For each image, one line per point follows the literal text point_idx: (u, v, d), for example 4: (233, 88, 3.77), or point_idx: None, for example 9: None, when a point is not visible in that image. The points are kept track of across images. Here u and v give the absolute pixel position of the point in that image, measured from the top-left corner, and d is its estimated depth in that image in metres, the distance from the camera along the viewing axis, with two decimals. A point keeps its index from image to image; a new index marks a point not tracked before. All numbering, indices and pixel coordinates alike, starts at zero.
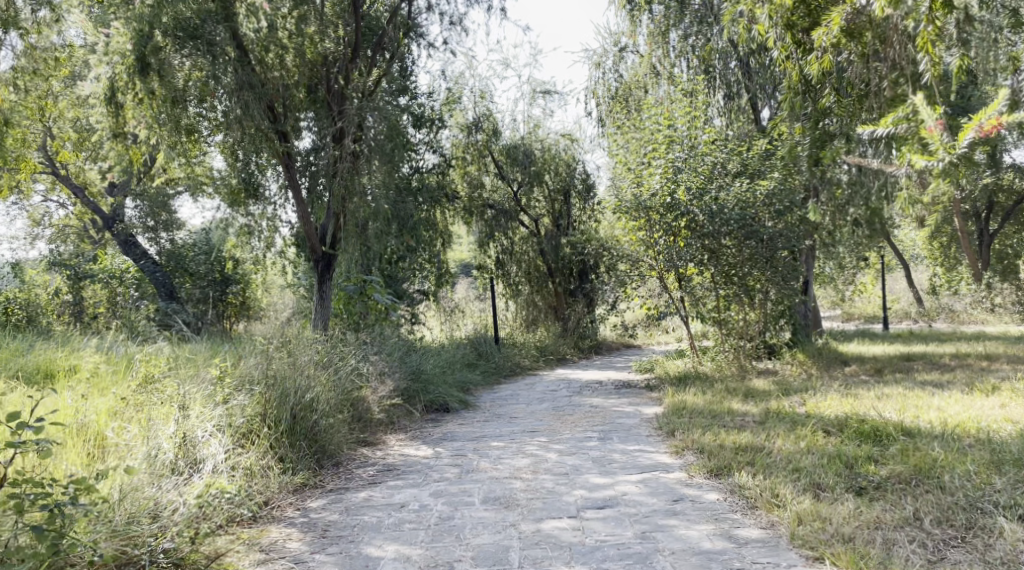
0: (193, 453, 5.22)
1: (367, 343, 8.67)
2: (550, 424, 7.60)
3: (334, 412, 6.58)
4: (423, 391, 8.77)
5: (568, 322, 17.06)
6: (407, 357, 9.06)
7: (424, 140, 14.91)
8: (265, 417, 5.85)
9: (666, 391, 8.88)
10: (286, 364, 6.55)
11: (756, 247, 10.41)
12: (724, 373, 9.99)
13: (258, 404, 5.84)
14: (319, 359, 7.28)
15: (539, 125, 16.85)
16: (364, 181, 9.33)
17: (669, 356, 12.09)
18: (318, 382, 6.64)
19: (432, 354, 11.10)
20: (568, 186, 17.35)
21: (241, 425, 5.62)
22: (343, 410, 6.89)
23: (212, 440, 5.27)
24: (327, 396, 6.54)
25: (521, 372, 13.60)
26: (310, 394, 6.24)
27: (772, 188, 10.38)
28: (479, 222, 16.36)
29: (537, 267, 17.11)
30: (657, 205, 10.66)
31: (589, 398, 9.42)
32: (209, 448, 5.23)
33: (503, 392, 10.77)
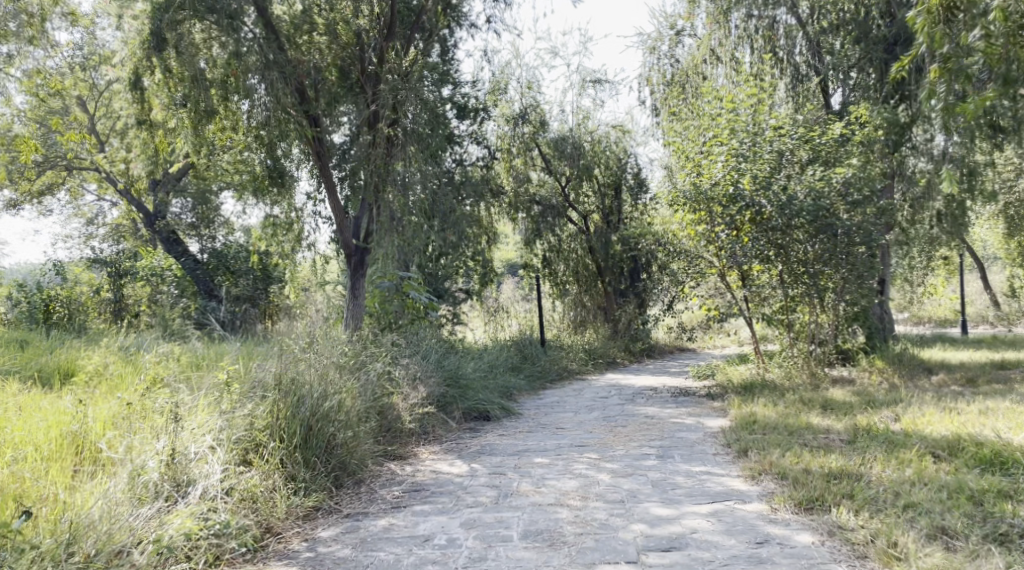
0: (185, 472, 4.55)
1: (402, 345, 7.94)
2: (601, 436, 6.78)
3: (358, 422, 5.84)
4: (462, 398, 8.03)
5: (619, 323, 16.26)
6: (444, 360, 8.32)
7: (468, 131, 14.21)
8: (273, 428, 5.17)
9: (730, 401, 7.99)
10: (304, 367, 5.83)
11: (830, 243, 9.39)
12: (794, 380, 9.05)
13: (267, 415, 5.18)
14: (342, 361, 6.56)
15: (588, 117, 16.01)
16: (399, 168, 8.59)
17: (730, 361, 11.15)
18: (340, 389, 5.90)
19: (474, 357, 10.36)
20: (618, 180, 16.48)
21: (243, 439, 4.96)
22: (368, 418, 6.17)
23: (206, 458, 4.61)
24: (350, 403, 5.83)
25: (570, 377, 12.78)
26: (328, 402, 5.52)
27: (847, 176, 9.34)
28: (525, 219, 15.60)
29: (586, 265, 16.29)
30: (718, 196, 9.77)
31: (644, 407, 8.57)
32: (202, 468, 4.58)
33: (549, 399, 9.97)
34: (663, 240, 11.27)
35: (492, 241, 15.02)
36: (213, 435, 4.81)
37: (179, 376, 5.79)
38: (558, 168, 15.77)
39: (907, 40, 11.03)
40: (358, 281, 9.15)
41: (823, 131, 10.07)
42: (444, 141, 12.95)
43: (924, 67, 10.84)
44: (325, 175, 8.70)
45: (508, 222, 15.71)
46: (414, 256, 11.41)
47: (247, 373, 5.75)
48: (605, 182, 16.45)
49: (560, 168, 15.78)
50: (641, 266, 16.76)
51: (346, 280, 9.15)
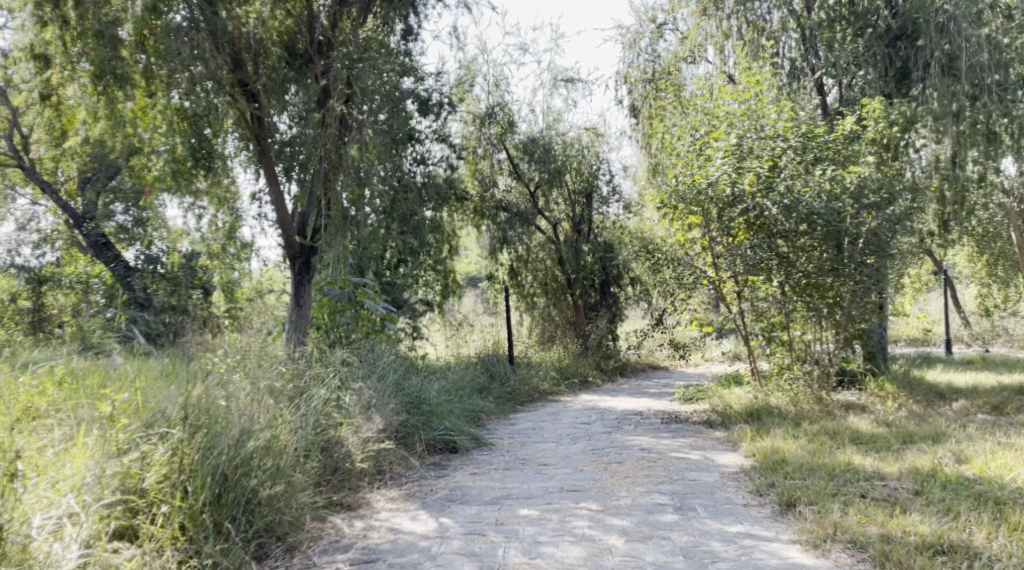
0: (22, 558, 3.46)
1: (356, 364, 6.72)
2: (597, 477, 5.61)
3: (289, 468, 4.61)
4: (427, 428, 6.83)
5: (589, 339, 15.01)
6: (404, 382, 7.09)
7: (430, 128, 12.96)
8: (172, 479, 4.04)
9: (739, 431, 6.88)
10: (218, 396, 4.62)
11: (843, 251, 8.34)
12: (801, 407, 7.99)
13: (161, 469, 4.04)
14: (273, 391, 5.23)
15: (559, 118, 14.86)
16: (354, 153, 7.39)
17: (721, 382, 10.02)
18: (268, 425, 4.68)
19: (435, 376, 9.13)
20: (591, 186, 15.28)
21: (117, 505, 3.87)
22: (303, 464, 4.88)
23: (56, 538, 3.55)
24: (282, 447, 4.65)
25: (541, 398, 11.55)
26: (247, 444, 4.34)
27: (863, 177, 8.26)
28: (491, 225, 14.41)
29: (555, 277, 15.03)
30: (714, 198, 8.69)
31: (637, 438, 7.38)
32: (49, 552, 3.51)
33: (522, 425, 8.74)
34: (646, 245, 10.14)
35: (451, 249, 13.83)
36: (76, 497, 3.74)
37: (59, 404, 4.62)
38: (526, 171, 14.65)
39: (912, 34, 9.94)
40: (303, 290, 7.78)
41: (831, 126, 8.92)
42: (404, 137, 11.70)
43: (932, 63, 9.69)
44: (267, 164, 7.43)
45: (473, 229, 14.49)
46: (370, 261, 10.15)
47: (148, 400, 4.59)
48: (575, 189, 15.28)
49: (526, 170, 14.62)
50: (612, 279, 15.62)
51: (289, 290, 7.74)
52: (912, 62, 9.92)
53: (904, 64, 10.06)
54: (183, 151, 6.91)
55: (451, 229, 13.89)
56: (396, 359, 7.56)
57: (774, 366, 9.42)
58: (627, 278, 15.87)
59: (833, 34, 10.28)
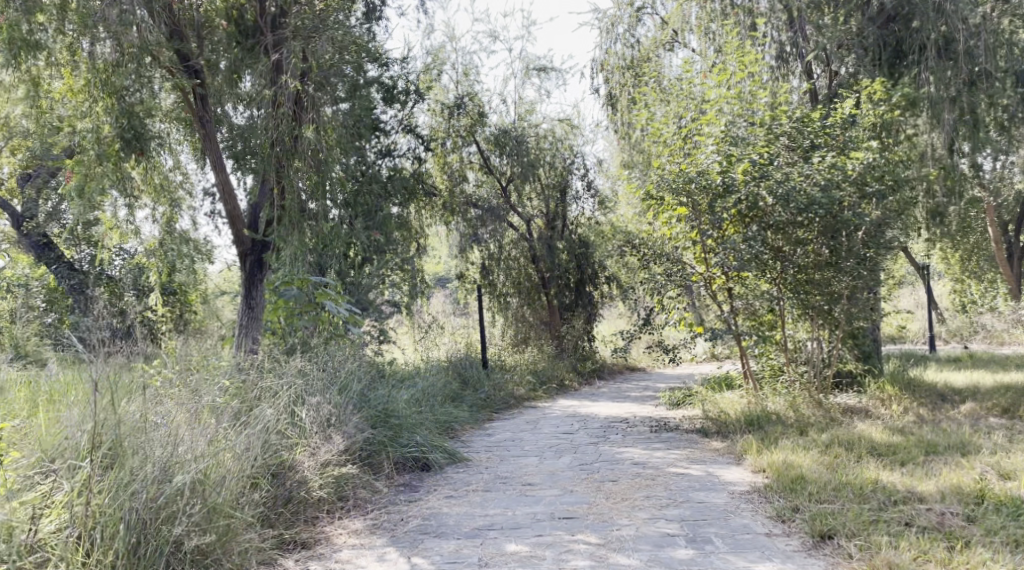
0: None
1: (315, 374, 5.96)
2: (591, 499, 4.98)
3: (227, 506, 4.04)
4: (397, 445, 6.13)
5: (564, 341, 14.35)
6: (369, 393, 6.40)
7: (397, 119, 12.20)
8: (67, 526, 3.55)
9: (740, 441, 6.27)
10: (140, 416, 4.09)
11: (842, 242, 7.72)
12: (801, 412, 7.42)
13: (58, 516, 3.55)
14: (207, 416, 4.54)
15: (532, 110, 14.20)
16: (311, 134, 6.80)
17: (710, 385, 9.42)
18: (203, 455, 4.12)
19: (401, 385, 8.42)
20: (565, 181, 14.62)
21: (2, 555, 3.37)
22: (245, 499, 4.24)
23: None
24: (215, 476, 4.10)
25: (517, 405, 10.88)
26: (176, 481, 3.82)
27: (868, 162, 7.63)
28: (461, 223, 13.69)
29: (529, 276, 14.41)
30: (703, 188, 8.02)
31: (628, 450, 6.75)
32: None
33: (499, 435, 8.08)
34: (628, 237, 9.48)
35: (420, 248, 13.12)
36: None
37: None
38: (497, 165, 13.98)
39: (907, 14, 9.08)
40: (255, 289, 7.28)
41: (827, 110, 8.27)
42: (367, 127, 11.00)
43: (928, 45, 8.89)
44: (214, 153, 6.85)
45: (443, 226, 13.78)
46: (331, 260, 9.41)
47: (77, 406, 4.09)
48: (549, 184, 14.58)
49: (498, 164, 13.94)
50: (587, 278, 14.96)
51: (239, 290, 7.26)
52: (906, 45, 9.11)
53: (898, 45, 9.25)
54: (114, 134, 6.29)
55: (419, 227, 13.20)
56: (362, 369, 6.81)
57: (765, 367, 8.85)
58: (602, 277, 15.23)
59: (821, 17, 9.45)
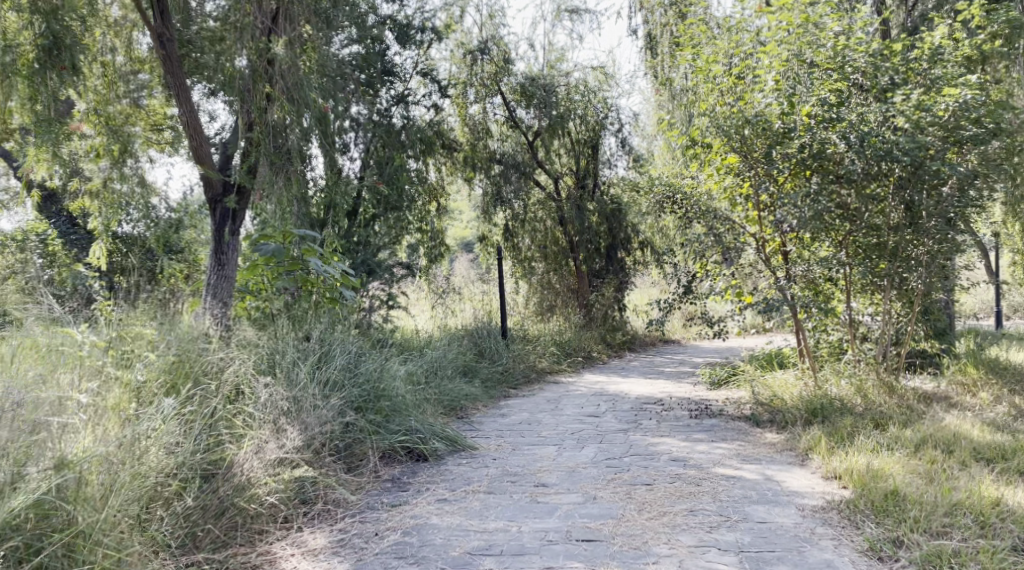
0: None
1: (271, 350, 4.97)
2: (622, 509, 3.97)
3: (103, 527, 3.29)
4: (384, 431, 5.13)
5: (592, 310, 13.39)
6: (358, 367, 5.41)
7: (413, 61, 10.94)
8: None
9: (802, 436, 5.18)
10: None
11: (919, 197, 6.59)
12: (870, 400, 6.33)
13: None
14: (107, 421, 3.70)
15: (562, 57, 12.98)
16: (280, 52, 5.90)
17: (757, 360, 8.31)
18: (72, 463, 3.35)
19: (403, 358, 7.41)
20: (598, 136, 13.43)
21: None
22: (148, 520, 3.50)
23: None
24: (94, 500, 3.33)
25: (540, 379, 9.86)
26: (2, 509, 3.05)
27: (965, 99, 6.32)
28: (483, 180, 12.58)
29: (556, 240, 13.27)
30: (763, 136, 6.87)
31: (667, 441, 5.70)
32: None
33: (516, 416, 7.08)
34: (668, 177, 8.28)
35: (440, 207, 12.04)
36: None
37: None
38: (523, 118, 12.83)
39: None
40: (228, 243, 6.30)
41: (910, 41, 6.98)
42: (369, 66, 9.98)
43: None
44: (174, 71, 5.97)
45: (464, 184, 12.67)
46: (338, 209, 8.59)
47: None
48: (579, 139, 13.38)
49: (524, 116, 12.80)
50: (619, 242, 13.80)
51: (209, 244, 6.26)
52: None
53: None
54: (31, 41, 5.70)
55: (440, 185, 12.12)
56: (354, 339, 5.83)
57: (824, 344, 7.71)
58: (635, 241, 14.07)
59: None
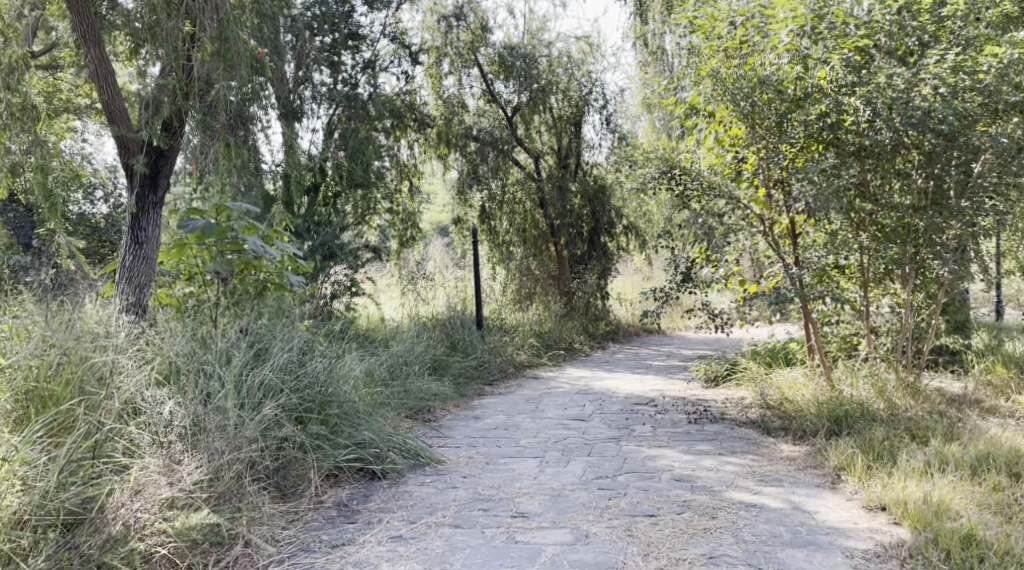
0: None
1: (182, 349, 4.18)
2: (620, 553, 3.27)
3: None
4: (329, 446, 4.36)
5: (574, 298, 12.57)
6: (303, 367, 4.61)
7: (381, 25, 10.00)
8: None
9: (829, 450, 4.41)
10: None
11: (946, 167, 5.91)
12: (892, 404, 5.59)
13: None
14: None
15: (544, 27, 12.09)
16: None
17: (758, 355, 7.53)
18: None
19: (363, 354, 6.57)
20: (582, 112, 12.56)
21: None
22: None
23: None
24: None
25: (518, 373, 9.04)
26: None
27: (1008, 59, 5.58)
28: (459, 158, 11.73)
29: (536, 223, 12.39)
30: (777, 101, 6.10)
31: (666, 453, 4.93)
32: None
33: (491, 418, 6.27)
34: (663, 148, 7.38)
35: (412, 186, 11.17)
36: None
37: None
38: (502, 92, 11.93)
39: None
40: (149, 221, 5.37)
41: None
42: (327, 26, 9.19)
43: None
44: (85, 17, 5.16)
45: (438, 162, 11.78)
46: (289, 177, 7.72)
47: None
48: (562, 116, 12.46)
49: (503, 91, 11.90)
50: (602, 227, 12.95)
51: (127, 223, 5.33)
52: None
53: None
54: None
55: (413, 166, 11.25)
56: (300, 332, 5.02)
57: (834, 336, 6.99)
58: (620, 226, 13.21)
59: None
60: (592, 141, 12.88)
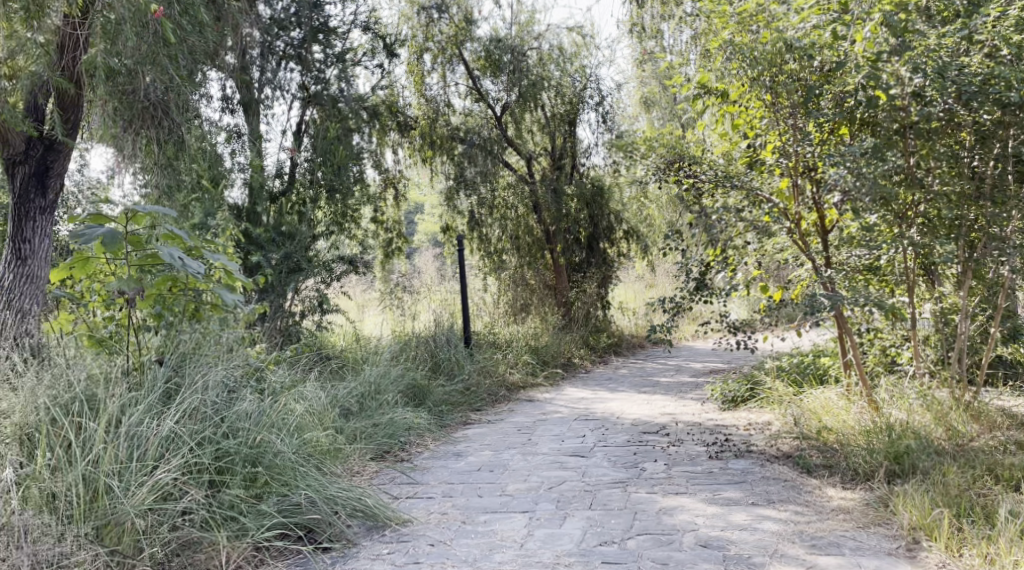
0: None
1: (65, 390, 3.59)
2: None
3: None
4: (248, 514, 3.56)
5: (573, 309, 11.63)
6: (223, 413, 3.82)
7: (354, 13, 8.96)
8: None
9: (898, 505, 3.54)
10: None
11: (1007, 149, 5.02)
12: (952, 430, 4.68)
13: None
14: None
15: (534, 18, 11.13)
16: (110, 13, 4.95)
17: (782, 371, 6.60)
18: None
19: (319, 386, 5.59)
20: (577, 109, 11.62)
21: None
22: None
23: None
24: None
25: (512, 396, 8.08)
26: None
27: None
28: (445, 161, 10.84)
29: (530, 230, 11.44)
30: (803, 71, 5.19)
31: (685, 503, 4.01)
32: None
33: (473, 455, 5.35)
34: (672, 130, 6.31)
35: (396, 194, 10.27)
36: None
37: None
38: (490, 91, 10.89)
39: None
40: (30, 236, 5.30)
41: None
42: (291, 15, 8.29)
43: None
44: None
45: (423, 166, 10.83)
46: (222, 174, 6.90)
47: None
48: (555, 114, 11.51)
49: (491, 88, 10.86)
50: (601, 232, 12.02)
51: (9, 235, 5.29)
52: None
53: None
54: None
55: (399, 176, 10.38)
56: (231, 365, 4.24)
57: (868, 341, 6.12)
58: (620, 231, 12.28)
59: None
60: (587, 142, 11.93)
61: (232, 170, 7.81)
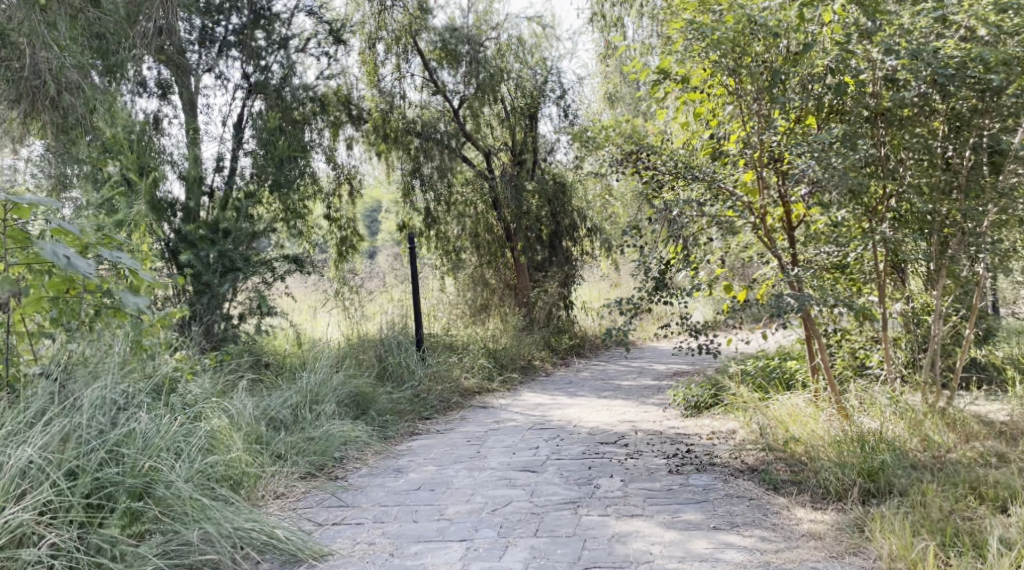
0: None
1: None
2: None
3: None
4: (124, 557, 3.18)
5: (534, 309, 11.23)
6: (106, 441, 3.52)
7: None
8: None
9: (876, 532, 3.18)
10: None
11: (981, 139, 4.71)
12: (930, 439, 4.34)
13: None
14: None
15: (492, 9, 10.68)
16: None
17: (748, 375, 6.23)
18: None
19: (245, 397, 5.10)
20: (538, 103, 11.20)
21: None
22: None
23: None
24: None
25: (466, 403, 7.64)
26: None
27: None
28: (400, 156, 10.26)
29: (489, 227, 11.00)
30: (769, 54, 4.86)
31: (642, 528, 3.61)
32: None
33: (414, 470, 4.91)
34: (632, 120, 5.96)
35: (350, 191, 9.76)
36: None
37: None
38: (447, 82, 10.47)
39: None
40: None
41: None
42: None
43: None
44: None
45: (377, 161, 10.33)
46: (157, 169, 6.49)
47: None
48: (515, 108, 11.10)
49: (449, 80, 10.45)
50: (563, 230, 11.63)
51: None
52: None
53: None
54: None
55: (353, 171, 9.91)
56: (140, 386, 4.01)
57: (836, 343, 5.80)
58: (583, 229, 11.88)
59: None
60: (549, 137, 11.53)
61: (165, 162, 7.14)
